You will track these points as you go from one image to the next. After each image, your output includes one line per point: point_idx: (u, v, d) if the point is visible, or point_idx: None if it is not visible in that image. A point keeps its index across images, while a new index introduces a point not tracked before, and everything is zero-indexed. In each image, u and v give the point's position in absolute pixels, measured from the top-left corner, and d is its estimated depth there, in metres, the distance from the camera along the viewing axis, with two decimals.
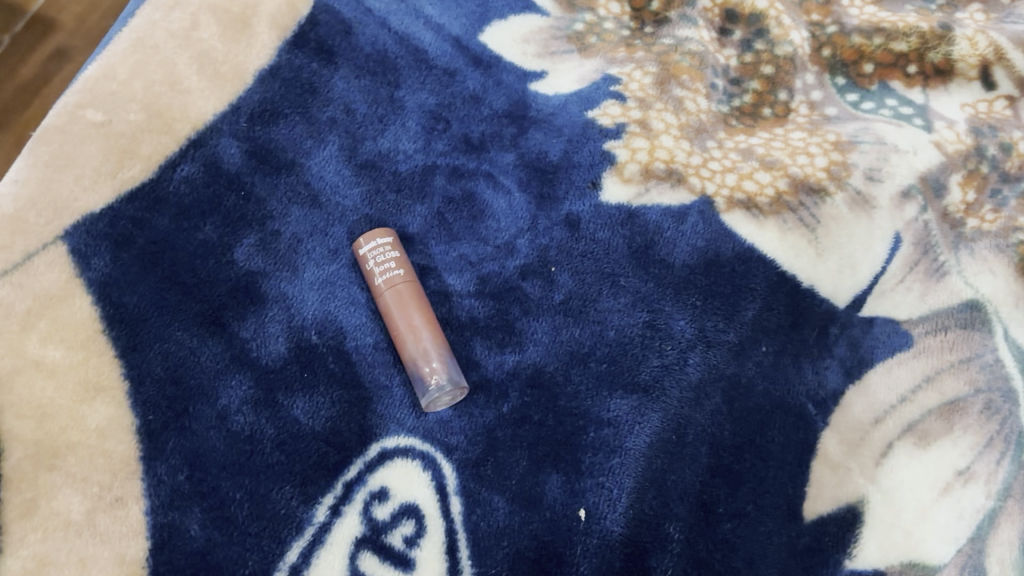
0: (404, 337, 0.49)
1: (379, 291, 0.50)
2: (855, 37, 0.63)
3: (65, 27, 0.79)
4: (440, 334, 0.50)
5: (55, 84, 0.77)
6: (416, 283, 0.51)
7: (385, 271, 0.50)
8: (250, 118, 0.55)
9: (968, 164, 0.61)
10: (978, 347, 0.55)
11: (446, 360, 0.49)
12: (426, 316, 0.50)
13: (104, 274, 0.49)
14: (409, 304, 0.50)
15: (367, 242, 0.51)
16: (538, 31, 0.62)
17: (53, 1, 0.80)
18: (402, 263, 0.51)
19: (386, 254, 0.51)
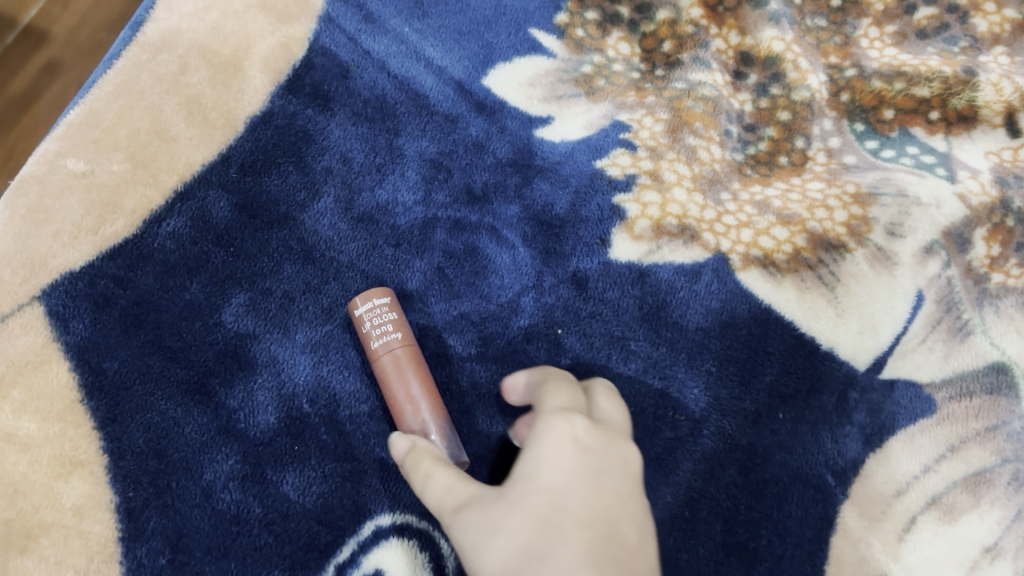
0: (403, 407, 0.45)
1: (375, 356, 0.46)
2: (875, 82, 0.61)
3: (57, 38, 0.76)
4: (439, 402, 0.47)
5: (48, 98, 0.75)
6: (415, 347, 0.47)
7: (382, 335, 0.46)
8: (241, 168, 0.52)
9: (993, 217, 0.57)
10: (1005, 413, 0.52)
11: (446, 431, 0.45)
12: (425, 383, 0.46)
13: (83, 338, 0.46)
14: (408, 370, 0.46)
15: (362, 302, 0.48)
16: (544, 74, 0.59)
17: (46, 11, 0.76)
18: (400, 326, 0.47)
19: (383, 316, 0.47)
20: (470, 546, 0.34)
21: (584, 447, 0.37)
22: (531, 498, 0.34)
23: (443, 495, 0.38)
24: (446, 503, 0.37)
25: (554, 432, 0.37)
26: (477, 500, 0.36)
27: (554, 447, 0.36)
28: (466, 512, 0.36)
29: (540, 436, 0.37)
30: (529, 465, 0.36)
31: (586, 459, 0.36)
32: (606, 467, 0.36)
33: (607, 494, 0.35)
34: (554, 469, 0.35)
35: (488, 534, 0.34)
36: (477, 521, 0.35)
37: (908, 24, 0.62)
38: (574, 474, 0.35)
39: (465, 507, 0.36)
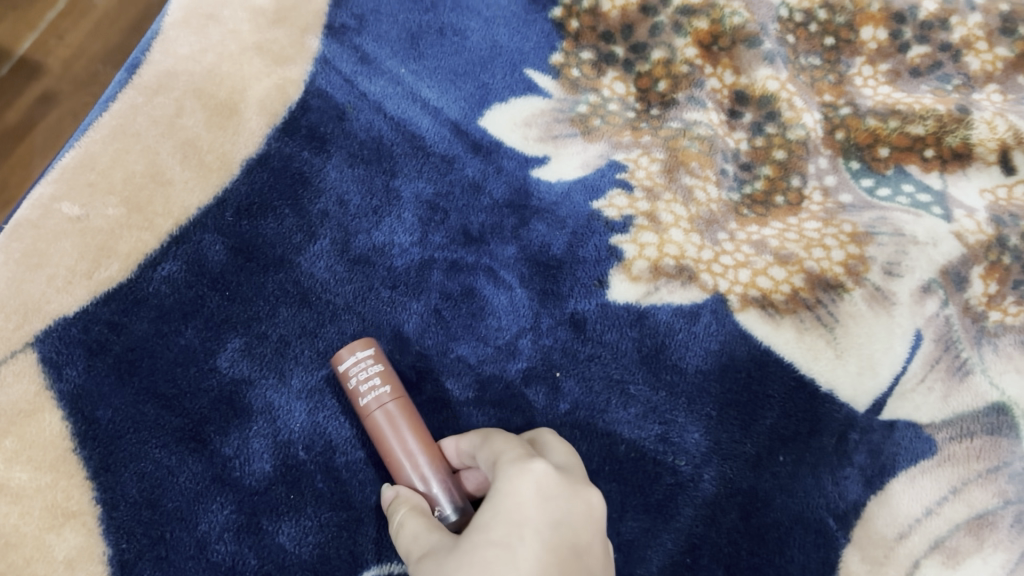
0: (401, 462, 0.43)
1: (366, 410, 0.44)
2: (869, 120, 0.61)
3: (52, 69, 0.77)
4: (439, 453, 0.44)
5: (44, 128, 0.76)
6: (406, 398, 0.45)
7: (372, 387, 0.44)
8: (237, 212, 0.52)
9: (989, 255, 0.57)
10: (1006, 454, 0.52)
11: (450, 484, 0.43)
12: (421, 436, 0.44)
13: (77, 385, 0.46)
14: (402, 423, 0.44)
15: (346, 352, 0.45)
16: (540, 114, 0.60)
17: (41, 43, 0.78)
18: (387, 377, 0.44)
19: (370, 366, 0.44)
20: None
21: (546, 494, 0.36)
22: (481, 551, 0.34)
23: (411, 547, 0.38)
24: (413, 552, 0.37)
25: (514, 481, 0.36)
26: (436, 553, 0.35)
27: (513, 499, 0.36)
28: (423, 566, 0.35)
29: (500, 486, 0.36)
30: (486, 516, 0.35)
31: (544, 511, 0.35)
32: (565, 518, 0.36)
33: (561, 550, 0.35)
34: (509, 522, 0.35)
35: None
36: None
37: (902, 61, 0.62)
38: (531, 527, 0.35)
39: (426, 558, 0.36)
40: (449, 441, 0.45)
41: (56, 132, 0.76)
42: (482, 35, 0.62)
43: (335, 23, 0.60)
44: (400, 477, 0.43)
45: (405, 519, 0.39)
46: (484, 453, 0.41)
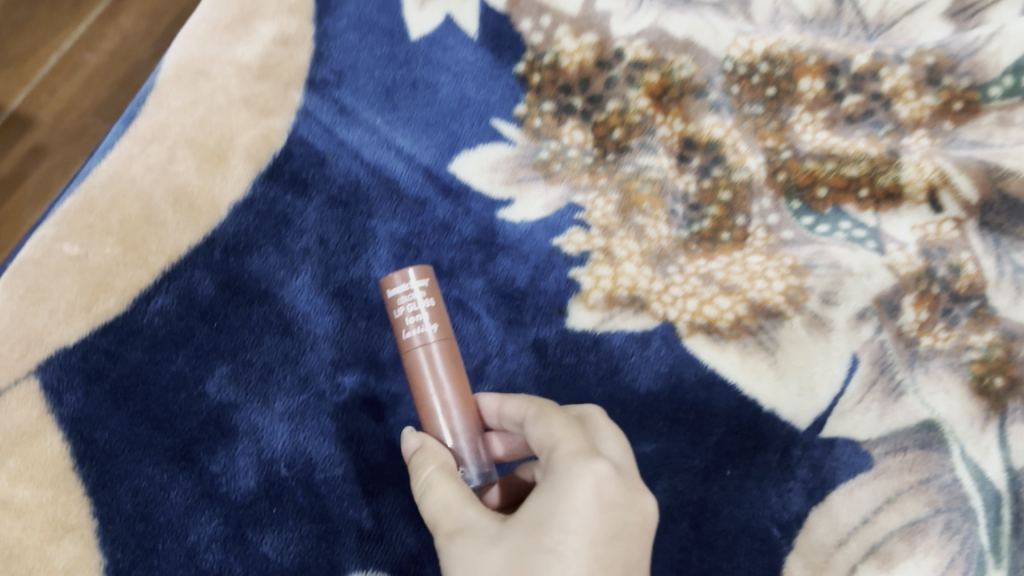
0: (436, 411, 0.48)
1: (410, 347, 0.49)
2: (808, 163, 0.66)
3: (45, 123, 0.87)
4: (471, 403, 0.49)
5: (37, 175, 0.86)
6: (451, 345, 0.50)
7: (419, 329, 0.49)
8: (224, 250, 0.56)
9: (920, 284, 0.62)
10: (936, 466, 0.57)
11: (476, 441, 0.49)
12: (459, 389, 0.49)
13: (76, 409, 0.50)
14: (442, 368, 0.49)
15: (400, 279, 0.50)
16: (505, 160, 0.65)
17: (33, 98, 0.88)
18: (436, 322, 0.49)
19: (420, 299, 0.49)
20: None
21: (603, 503, 0.38)
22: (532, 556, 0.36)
23: (440, 518, 0.41)
24: (442, 525, 0.40)
25: (573, 484, 0.38)
26: (478, 537, 0.38)
27: (570, 502, 0.37)
28: (458, 548, 0.39)
29: (559, 483, 0.38)
30: (539, 516, 0.38)
31: (599, 522, 0.37)
32: (618, 527, 0.38)
33: (611, 558, 0.37)
34: (562, 526, 0.37)
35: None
36: (473, 566, 0.37)
37: (838, 110, 0.68)
38: (584, 539, 0.37)
39: (460, 538, 0.39)
40: (488, 399, 0.50)
41: (42, 182, 0.86)
42: (453, 88, 0.66)
43: (316, 77, 0.64)
44: (430, 422, 0.49)
45: (434, 476, 0.43)
46: (538, 430, 0.43)
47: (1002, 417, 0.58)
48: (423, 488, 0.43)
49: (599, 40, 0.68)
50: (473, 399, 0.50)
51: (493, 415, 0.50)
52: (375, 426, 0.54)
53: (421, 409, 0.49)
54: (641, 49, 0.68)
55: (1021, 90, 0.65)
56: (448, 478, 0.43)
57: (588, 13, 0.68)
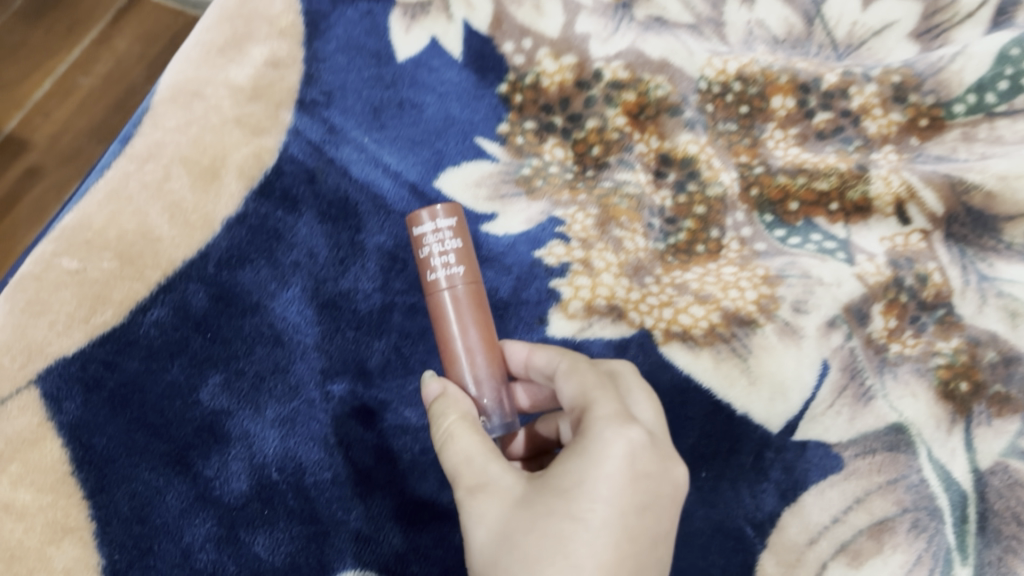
0: (461, 357, 0.53)
1: (438, 290, 0.53)
2: (780, 177, 0.69)
3: (39, 146, 1.03)
4: (494, 350, 0.54)
5: (36, 191, 1.02)
6: (476, 290, 0.54)
7: (446, 274, 0.53)
8: (218, 263, 0.58)
9: (888, 294, 0.65)
10: (904, 467, 0.59)
11: (499, 388, 0.53)
12: (484, 336, 0.53)
13: (75, 416, 0.52)
14: (467, 313, 0.53)
15: (428, 220, 0.54)
16: (488, 176, 0.68)
17: (27, 123, 1.04)
18: (464, 267, 0.53)
19: (447, 243, 0.53)
20: (483, 542, 0.41)
21: (633, 472, 0.41)
22: (555, 520, 0.40)
23: (461, 471, 0.44)
24: (463, 479, 0.44)
25: (605, 454, 0.41)
26: (502, 497, 0.42)
27: (601, 471, 0.41)
28: (483, 504, 0.42)
29: (592, 451, 0.42)
30: (569, 483, 0.41)
31: (626, 489, 0.41)
32: (642, 492, 0.42)
33: (633, 520, 0.41)
34: (588, 492, 0.40)
35: (504, 543, 0.40)
36: (498, 523, 0.41)
37: (809, 126, 0.71)
38: (608, 506, 0.40)
39: (482, 494, 0.43)
40: (518, 349, 0.54)
41: (38, 200, 1.02)
42: (438, 108, 0.69)
43: (306, 98, 0.67)
44: (455, 367, 0.53)
45: (456, 425, 0.46)
46: (571, 385, 0.47)
47: (968, 420, 0.60)
48: (444, 440, 0.46)
49: (579, 61, 0.70)
50: (496, 345, 0.54)
51: (519, 364, 0.55)
52: (363, 432, 0.56)
53: (447, 353, 0.53)
54: (618, 70, 0.70)
55: (983, 107, 0.68)
56: (469, 430, 0.46)
57: (568, 36, 0.71)
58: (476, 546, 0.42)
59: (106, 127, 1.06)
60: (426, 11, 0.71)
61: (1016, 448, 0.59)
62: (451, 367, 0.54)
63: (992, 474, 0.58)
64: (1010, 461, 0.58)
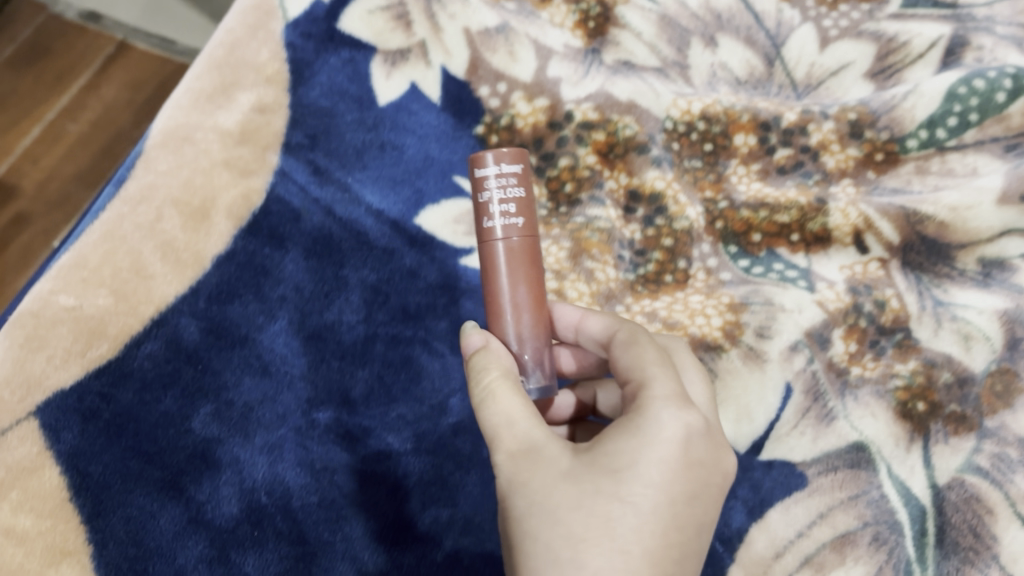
0: (506, 312, 0.52)
1: (493, 239, 0.51)
2: (743, 211, 0.72)
3: (26, 193, 1.07)
4: (541, 307, 0.53)
5: (24, 236, 1.06)
6: (533, 243, 0.52)
7: (504, 225, 0.51)
8: (208, 298, 0.61)
9: (847, 319, 0.68)
10: (864, 484, 0.62)
11: (541, 348, 0.53)
12: (533, 293, 0.52)
13: (72, 445, 0.54)
14: (519, 267, 0.51)
15: (492, 162, 0.51)
16: (466, 213, 0.71)
17: (17, 171, 1.08)
18: (524, 218, 0.51)
19: (508, 191, 0.51)
20: (526, 510, 0.44)
21: (687, 458, 0.44)
22: (603, 502, 0.42)
23: (502, 434, 0.46)
24: (504, 442, 0.46)
25: (660, 438, 0.43)
26: (549, 468, 0.44)
27: (654, 454, 0.43)
28: (526, 472, 0.44)
29: (648, 432, 0.43)
30: (621, 463, 0.43)
31: (677, 474, 0.43)
32: (692, 477, 0.44)
33: (681, 503, 0.43)
34: (640, 475, 0.42)
35: (547, 517, 0.43)
36: (542, 493, 0.43)
37: (770, 162, 0.74)
38: (657, 491, 0.42)
39: (527, 461, 0.45)
40: (570, 311, 0.57)
41: (26, 245, 1.05)
42: (418, 149, 0.72)
43: (292, 141, 0.70)
44: (500, 319, 0.53)
45: (497, 384, 0.47)
46: (629, 356, 0.49)
47: (926, 438, 0.63)
48: (481, 401, 0.47)
49: (551, 103, 0.74)
50: (544, 301, 0.53)
51: (570, 326, 0.57)
52: (347, 457, 0.59)
53: (494, 304, 0.52)
54: (588, 111, 0.74)
55: (934, 142, 0.73)
56: (510, 390, 0.47)
57: (540, 80, 0.74)
58: (518, 513, 0.44)
59: (92, 173, 1.09)
60: (406, 58, 0.74)
61: (971, 463, 0.61)
62: (495, 316, 0.53)
63: (949, 489, 0.61)
64: (967, 475, 0.61)
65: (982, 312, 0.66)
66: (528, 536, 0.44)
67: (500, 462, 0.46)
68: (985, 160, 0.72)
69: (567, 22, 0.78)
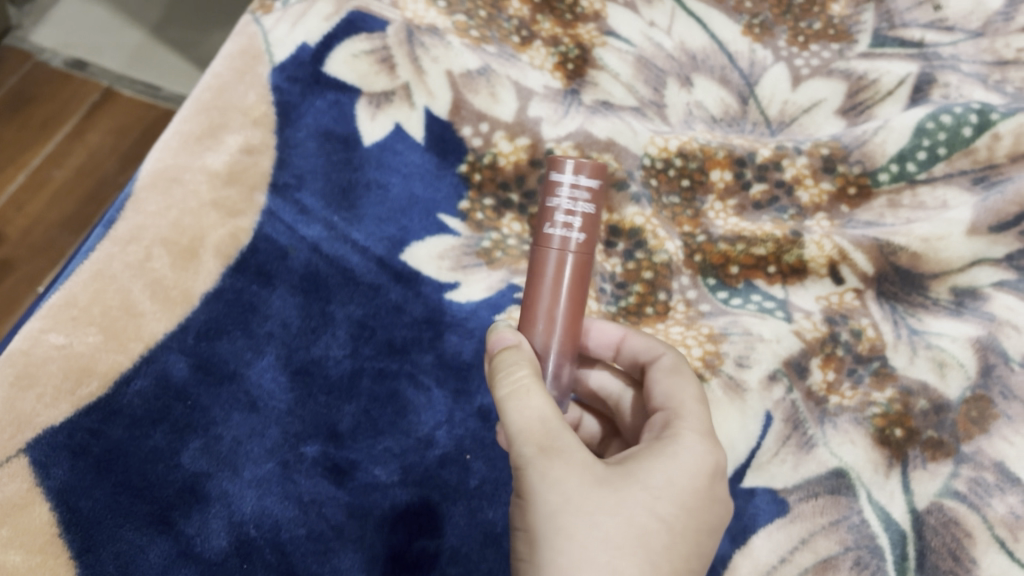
0: (539, 320, 0.51)
1: (548, 246, 0.49)
2: (721, 244, 0.74)
3: (12, 239, 1.07)
4: (576, 324, 0.51)
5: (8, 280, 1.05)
6: (586, 262, 0.49)
7: (563, 236, 0.49)
8: (197, 335, 0.63)
9: (825, 348, 0.69)
10: (845, 509, 0.63)
11: (564, 364, 0.51)
12: (571, 310, 0.50)
13: (62, 482, 0.55)
14: (565, 283, 0.50)
15: (570, 170, 0.48)
16: (451, 248, 0.72)
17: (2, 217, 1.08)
18: (585, 237, 0.49)
19: (578, 205, 0.48)
20: (559, 507, 0.43)
21: (712, 491, 0.47)
22: (641, 516, 0.43)
23: (535, 428, 0.45)
24: (534, 437, 0.45)
25: (696, 467, 0.46)
26: (583, 472, 0.44)
27: (690, 481, 0.45)
28: (559, 470, 0.44)
29: (683, 460, 0.46)
30: (657, 481, 0.45)
31: (702, 503, 0.46)
32: (712, 508, 0.47)
33: (700, 529, 0.46)
34: (676, 497, 0.45)
35: (583, 517, 0.43)
36: (574, 493, 0.43)
37: (746, 197, 0.76)
38: (685, 516, 0.45)
39: (558, 460, 0.44)
40: (614, 330, 0.61)
41: (10, 290, 1.05)
42: (403, 188, 0.74)
43: (279, 181, 0.72)
44: (531, 324, 0.51)
45: (527, 383, 0.46)
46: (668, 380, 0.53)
47: (904, 464, 0.64)
48: (508, 396, 0.46)
49: (532, 143, 0.76)
50: (579, 319, 0.52)
51: (613, 343, 0.61)
52: (334, 490, 0.59)
53: (529, 309, 0.51)
54: (568, 150, 0.76)
55: (905, 175, 0.75)
56: (541, 390, 0.46)
57: (521, 119, 0.76)
58: (548, 509, 0.43)
59: (77, 219, 1.10)
60: (390, 100, 0.76)
61: (949, 488, 0.62)
62: (527, 318, 0.51)
63: (928, 513, 0.62)
64: (944, 500, 0.62)
65: (956, 339, 0.68)
66: (557, 533, 0.43)
67: (524, 455, 0.45)
68: (954, 193, 0.74)
69: (546, 65, 0.80)
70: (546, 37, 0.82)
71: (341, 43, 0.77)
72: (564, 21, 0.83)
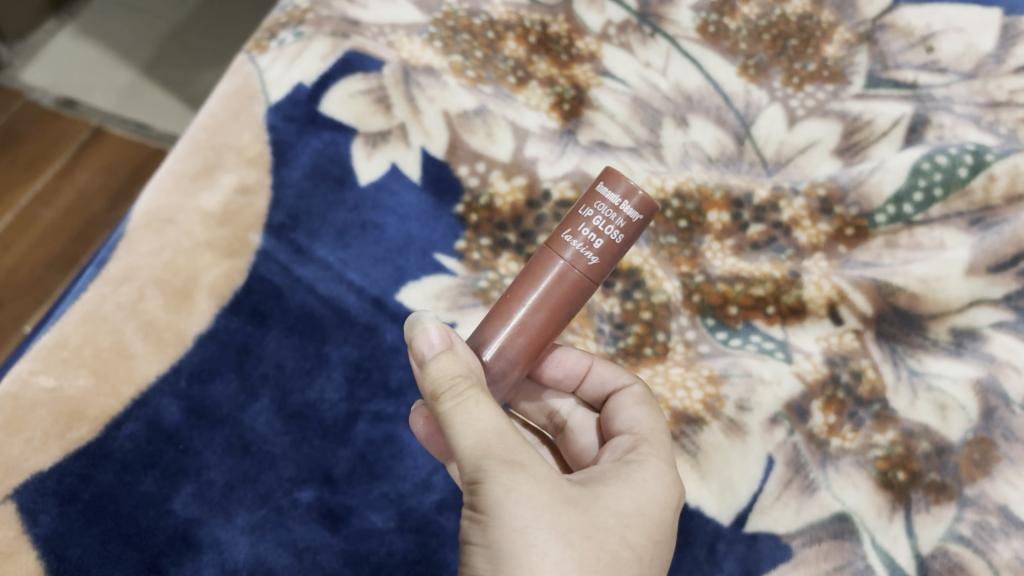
0: (510, 319, 0.50)
1: (559, 254, 0.49)
2: (719, 285, 0.74)
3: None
4: (543, 341, 0.50)
5: None
6: (584, 286, 0.49)
7: (577, 250, 0.49)
8: (189, 377, 0.62)
9: (825, 391, 0.68)
10: (849, 554, 0.62)
11: (509, 371, 0.50)
12: (546, 323, 0.50)
13: (50, 529, 0.54)
14: (553, 295, 0.49)
15: (619, 193, 0.49)
16: (447, 289, 0.71)
17: None
18: (597, 261, 0.49)
19: (607, 227, 0.49)
20: (529, 524, 0.41)
21: (673, 523, 0.47)
22: (613, 540, 0.43)
23: (494, 442, 0.42)
24: (496, 452, 0.42)
25: (661, 498, 0.47)
26: (551, 488, 0.43)
27: (656, 512, 0.46)
28: (525, 485, 0.42)
29: (649, 490, 0.47)
30: (628, 509, 0.45)
31: (665, 536, 0.46)
32: (672, 540, 0.47)
33: (663, 562, 0.46)
34: (644, 526, 0.45)
35: (555, 535, 0.41)
36: (543, 509, 0.41)
37: (743, 237, 0.76)
38: (652, 546, 0.45)
39: (521, 474, 0.42)
40: (581, 358, 0.61)
41: None
42: (398, 228, 0.73)
43: (274, 222, 0.71)
44: (499, 319, 0.50)
45: (473, 396, 0.44)
46: (636, 412, 0.55)
47: (907, 508, 0.63)
48: (455, 411, 0.43)
49: (529, 183, 0.75)
50: (546, 342, 0.51)
51: (581, 371, 0.61)
52: (329, 536, 0.58)
53: (506, 305, 0.50)
54: (565, 189, 0.75)
55: (902, 217, 0.75)
56: (490, 403, 0.44)
57: (518, 160, 0.76)
58: (516, 524, 0.41)
59: (64, 258, 1.08)
60: (386, 140, 0.76)
61: (954, 532, 0.62)
62: (499, 313, 0.50)
63: (933, 557, 0.61)
64: (949, 545, 0.61)
65: (956, 381, 0.68)
66: (529, 550, 0.40)
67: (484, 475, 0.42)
68: (951, 234, 0.74)
69: (542, 105, 0.80)
70: (542, 78, 0.82)
71: (337, 83, 0.77)
72: (560, 62, 0.84)
